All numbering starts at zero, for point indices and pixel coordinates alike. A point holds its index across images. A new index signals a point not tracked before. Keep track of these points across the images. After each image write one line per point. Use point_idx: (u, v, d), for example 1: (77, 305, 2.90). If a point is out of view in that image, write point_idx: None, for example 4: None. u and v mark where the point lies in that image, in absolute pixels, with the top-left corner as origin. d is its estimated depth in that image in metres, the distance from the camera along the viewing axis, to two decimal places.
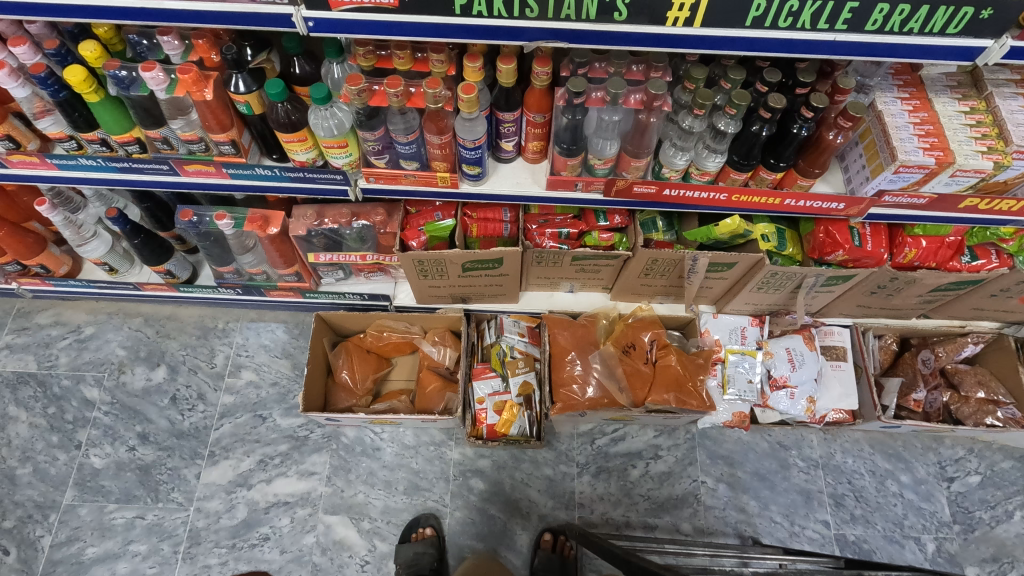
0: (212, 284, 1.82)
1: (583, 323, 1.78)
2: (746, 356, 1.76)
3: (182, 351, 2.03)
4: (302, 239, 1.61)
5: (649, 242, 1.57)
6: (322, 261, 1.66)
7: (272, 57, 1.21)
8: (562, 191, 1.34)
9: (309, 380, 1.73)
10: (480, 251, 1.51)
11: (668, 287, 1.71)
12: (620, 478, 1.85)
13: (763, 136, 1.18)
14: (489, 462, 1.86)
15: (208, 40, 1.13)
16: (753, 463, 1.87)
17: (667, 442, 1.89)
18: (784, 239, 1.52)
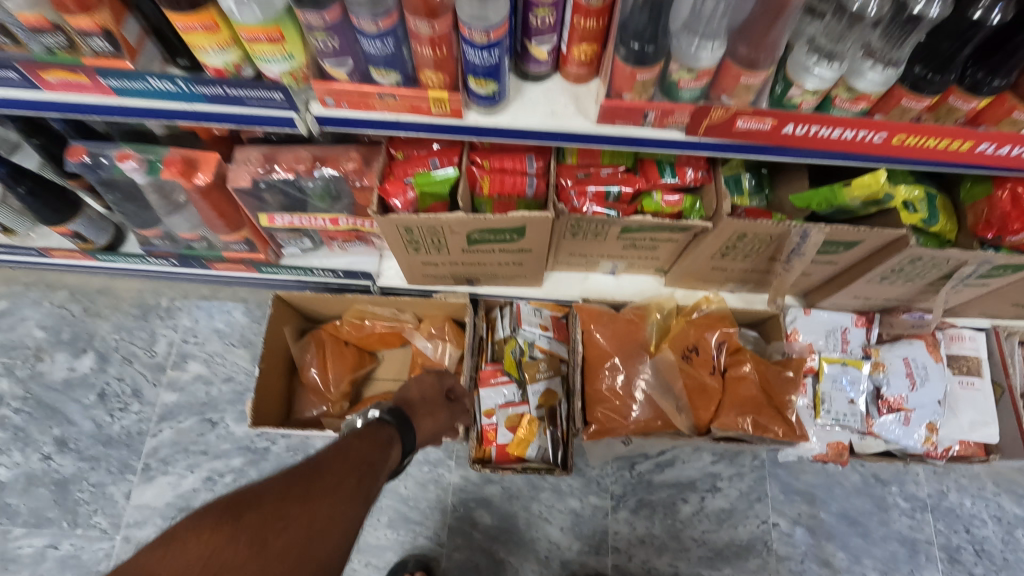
0: (139, 253, 1.39)
1: (629, 317, 1.32)
2: (848, 368, 1.30)
3: (115, 334, 1.62)
4: (248, 194, 1.17)
5: (735, 209, 1.09)
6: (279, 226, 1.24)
7: None
8: (622, 125, 0.87)
9: (262, 385, 1.29)
10: (493, 216, 1.05)
11: (749, 272, 1.26)
12: (667, 516, 1.43)
13: (987, 28, 0.72)
14: (498, 490, 1.45)
15: None
16: (841, 502, 1.45)
17: (729, 470, 1.47)
18: (935, 209, 1.05)
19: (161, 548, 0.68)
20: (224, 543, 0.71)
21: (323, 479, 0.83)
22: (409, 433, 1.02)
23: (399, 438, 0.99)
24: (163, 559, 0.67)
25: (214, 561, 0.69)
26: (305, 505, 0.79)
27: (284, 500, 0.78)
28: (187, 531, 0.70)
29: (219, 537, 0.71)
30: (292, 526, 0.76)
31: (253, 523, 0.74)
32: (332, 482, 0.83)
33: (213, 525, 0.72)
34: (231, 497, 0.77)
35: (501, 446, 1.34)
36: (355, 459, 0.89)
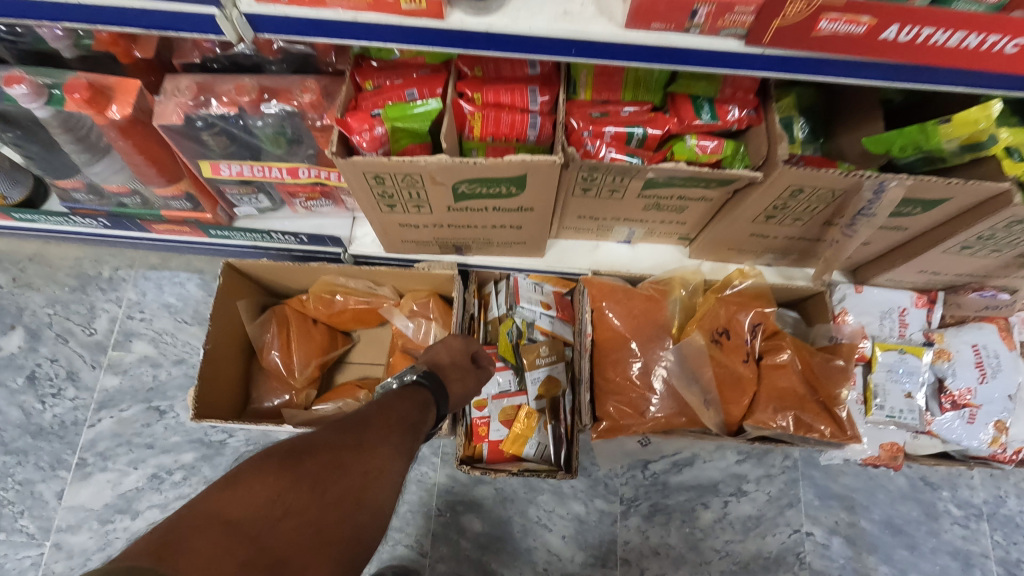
0: (63, 212, 1.17)
1: (649, 293, 1.11)
2: (908, 356, 1.09)
3: (48, 308, 1.40)
4: (182, 136, 0.94)
5: (794, 157, 0.86)
6: (226, 177, 1.02)
7: None
8: (661, 29, 0.64)
9: (207, 369, 1.07)
10: (486, 160, 0.82)
11: (795, 240, 1.04)
12: (684, 523, 1.24)
13: None
14: (491, 492, 1.25)
15: None
16: (884, 509, 1.26)
17: (756, 471, 1.27)
18: None
19: (224, 490, 0.59)
20: (291, 487, 0.61)
21: (376, 426, 0.74)
22: (444, 398, 0.89)
23: (434, 405, 0.86)
24: (230, 501, 0.58)
25: (285, 507, 0.60)
26: (367, 453, 0.69)
27: (344, 445, 0.69)
28: (249, 474, 0.61)
29: (286, 481, 0.61)
30: (356, 473, 0.67)
31: (316, 470, 0.64)
32: (387, 432, 0.74)
33: (276, 467, 0.62)
34: (286, 443, 0.67)
35: (494, 443, 1.14)
36: (401, 414, 0.79)
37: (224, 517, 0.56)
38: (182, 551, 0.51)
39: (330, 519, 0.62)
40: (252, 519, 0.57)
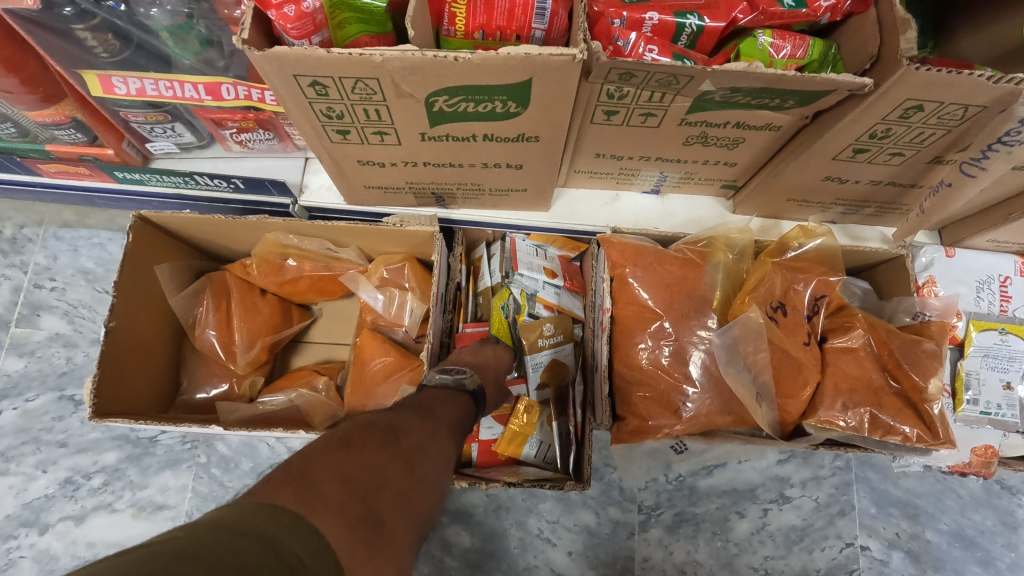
0: None
1: (686, 256, 0.86)
2: (1011, 336, 0.86)
3: None
4: (46, 30, 0.66)
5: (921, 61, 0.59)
6: (122, 96, 0.75)
7: None
8: None
9: (112, 354, 0.82)
10: (474, 54, 0.55)
11: (879, 187, 0.79)
12: (716, 536, 1.03)
13: None
14: (481, 500, 1.03)
15: None
16: (954, 518, 1.05)
17: (802, 473, 1.06)
18: None
19: (336, 450, 0.50)
20: (396, 458, 0.52)
21: (451, 414, 0.65)
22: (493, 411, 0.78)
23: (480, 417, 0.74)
24: (347, 461, 0.49)
25: (390, 475, 0.51)
26: (451, 438, 0.61)
27: (432, 425, 0.60)
28: (358, 439, 0.52)
29: (391, 453, 0.52)
30: (448, 454, 0.59)
31: (415, 446, 0.55)
32: (457, 423, 0.65)
33: (382, 432, 0.54)
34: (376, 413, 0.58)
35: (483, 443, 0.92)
36: (466, 408, 0.69)
37: (345, 474, 0.48)
38: (316, 500, 0.44)
39: (430, 499, 0.54)
40: (370, 482, 0.49)
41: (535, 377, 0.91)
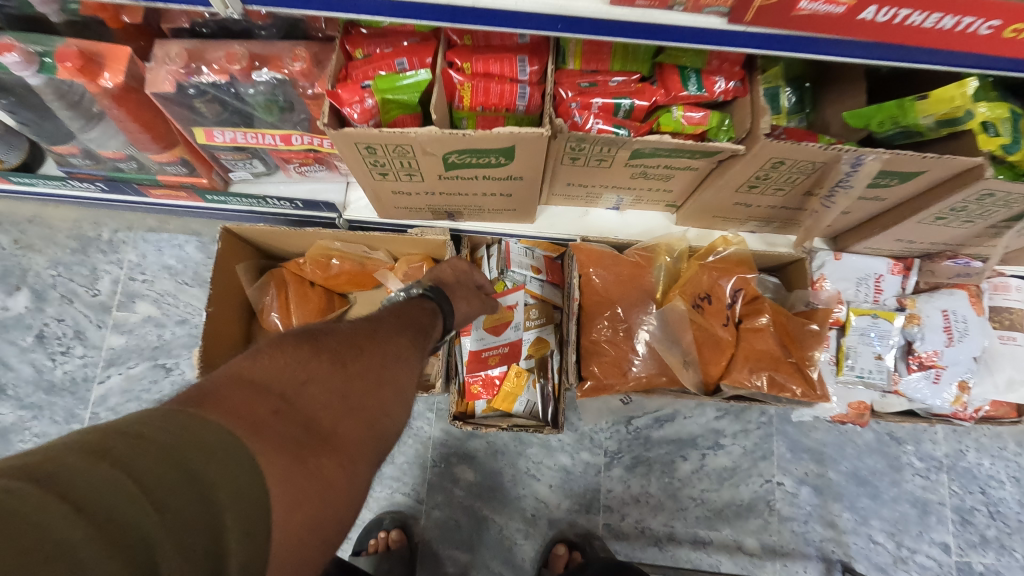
0: (63, 177, 1.19)
1: (634, 259, 1.15)
2: (880, 321, 1.14)
3: (52, 270, 1.44)
4: (175, 101, 0.94)
5: (774, 130, 0.89)
6: (218, 143, 1.04)
7: None
8: (644, 9, 0.66)
9: (212, 328, 1.12)
10: (475, 131, 0.83)
11: (777, 209, 1.06)
12: (664, 474, 1.33)
13: None
14: (482, 445, 1.33)
15: None
16: (852, 462, 1.35)
17: (733, 426, 1.35)
18: (1017, 132, 0.84)
19: (249, 362, 0.60)
20: (317, 359, 0.63)
21: (392, 324, 0.76)
22: (451, 320, 0.90)
23: (443, 322, 0.88)
24: (259, 369, 0.59)
25: (310, 375, 0.61)
26: (389, 337, 0.73)
27: (363, 332, 0.72)
28: (271, 351, 0.62)
29: (310, 355, 0.63)
30: (385, 351, 0.71)
31: (338, 349, 0.66)
32: (404, 329, 0.77)
33: (295, 344, 0.64)
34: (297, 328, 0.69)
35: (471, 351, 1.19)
36: (410, 321, 0.80)
37: (255, 380, 0.58)
38: (221, 401, 0.53)
39: (366, 391, 0.65)
40: (284, 384, 0.59)
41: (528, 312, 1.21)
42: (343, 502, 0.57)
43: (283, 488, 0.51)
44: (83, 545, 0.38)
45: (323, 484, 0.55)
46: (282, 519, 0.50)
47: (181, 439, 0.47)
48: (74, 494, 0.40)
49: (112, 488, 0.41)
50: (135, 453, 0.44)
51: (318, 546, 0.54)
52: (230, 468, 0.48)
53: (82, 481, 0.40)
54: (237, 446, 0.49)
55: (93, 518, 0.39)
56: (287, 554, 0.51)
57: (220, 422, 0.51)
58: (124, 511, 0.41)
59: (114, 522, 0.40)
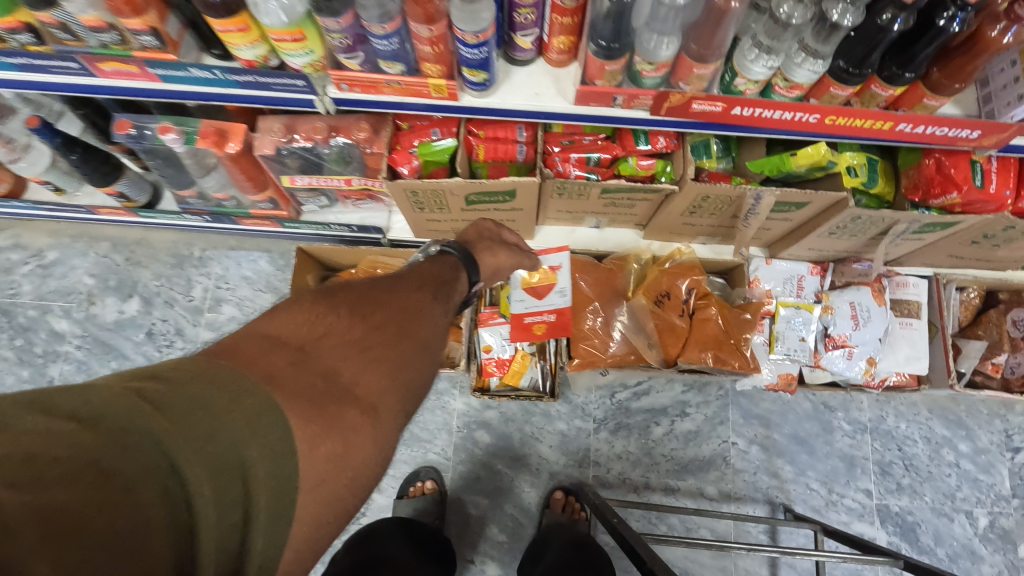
0: (176, 210, 1.58)
1: (611, 266, 1.51)
2: (801, 311, 1.49)
3: (156, 281, 1.83)
4: (272, 159, 1.30)
5: (700, 173, 1.24)
6: (299, 186, 1.39)
7: None
8: (596, 107, 1.01)
9: None
10: (488, 181, 1.20)
11: (716, 227, 1.41)
12: (641, 436, 1.67)
13: (896, 32, 0.80)
14: (496, 415, 1.69)
15: None
16: (792, 425, 1.68)
17: (697, 398, 1.69)
18: (875, 173, 1.19)
19: (271, 318, 0.69)
20: (336, 315, 0.71)
21: (410, 281, 0.84)
22: (476, 273, 0.98)
23: (466, 275, 0.95)
24: (281, 327, 0.68)
25: (327, 329, 0.69)
26: (405, 294, 0.80)
27: (380, 287, 0.79)
28: (294, 307, 0.71)
29: (328, 310, 0.71)
30: (403, 304, 0.78)
31: (354, 306, 0.74)
32: (424, 285, 0.84)
33: (314, 304, 0.71)
34: (319, 286, 0.77)
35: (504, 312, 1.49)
36: (428, 276, 0.88)
37: (276, 336, 0.66)
38: (244, 355, 0.62)
39: (385, 343, 0.72)
40: (304, 338, 0.67)
41: (564, 274, 1.47)
42: (368, 445, 0.63)
43: (302, 429, 0.59)
44: (124, 467, 0.48)
45: (345, 427, 0.62)
46: (308, 457, 0.58)
47: (189, 380, 0.56)
48: (108, 431, 0.50)
49: (143, 426, 0.51)
50: (161, 396, 0.54)
51: (350, 484, 0.61)
52: (247, 406, 0.57)
53: (116, 418, 0.51)
54: (254, 389, 0.58)
55: (108, 440, 0.50)
56: (319, 486, 0.58)
57: (242, 373, 0.60)
58: (131, 430, 0.51)
59: (121, 435, 0.50)
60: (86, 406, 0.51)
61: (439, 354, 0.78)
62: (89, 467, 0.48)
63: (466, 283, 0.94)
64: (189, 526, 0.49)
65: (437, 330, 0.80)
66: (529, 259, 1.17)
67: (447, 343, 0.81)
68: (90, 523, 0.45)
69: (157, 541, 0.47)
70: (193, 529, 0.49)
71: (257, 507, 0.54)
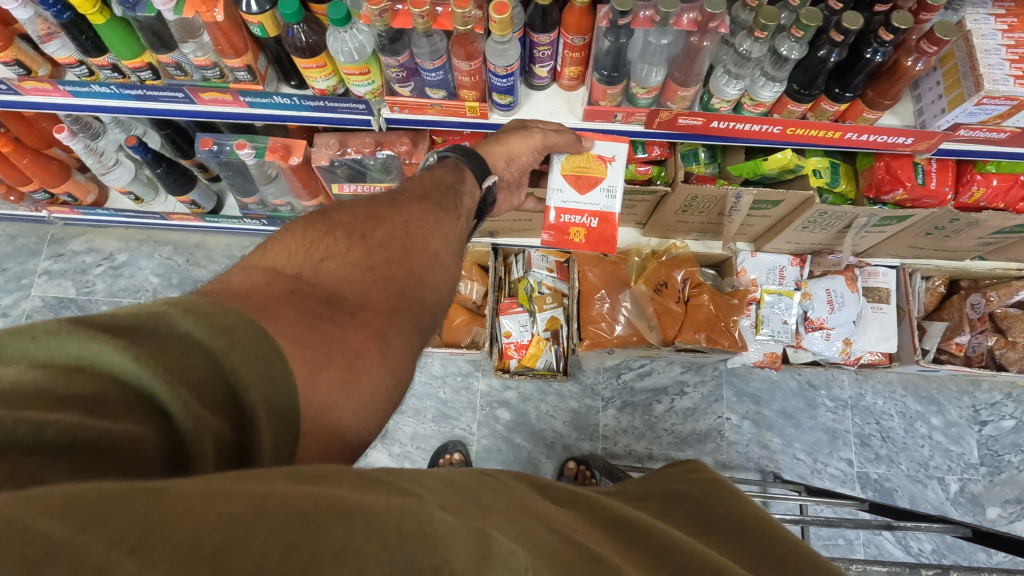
0: (237, 215, 1.83)
1: (614, 260, 1.73)
2: (783, 297, 1.70)
3: (213, 280, 2.07)
4: (325, 170, 1.53)
5: (689, 177, 1.47)
6: (346, 193, 1.59)
7: (276, 12, 1.06)
8: (600, 122, 1.24)
9: None
10: None
11: (705, 224, 1.63)
12: (644, 412, 1.87)
13: (831, 63, 1.04)
14: (515, 394, 1.90)
15: None
16: (780, 402, 1.88)
17: (694, 377, 1.90)
18: (837, 175, 1.40)
19: (268, 250, 0.74)
20: (336, 235, 0.78)
21: (409, 201, 0.91)
22: (481, 167, 1.06)
23: (471, 172, 1.05)
24: (279, 257, 0.72)
25: (325, 253, 0.75)
26: (406, 210, 0.88)
27: (377, 204, 0.87)
28: (295, 232, 0.77)
29: (327, 232, 0.78)
30: (405, 220, 0.86)
31: (353, 227, 0.81)
32: (424, 200, 0.92)
33: (312, 232, 0.78)
34: (310, 216, 0.83)
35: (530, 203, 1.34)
36: (428, 188, 0.96)
37: (272, 267, 0.70)
38: (237, 284, 0.64)
39: (385, 261, 0.78)
40: (300, 267, 0.72)
41: (617, 167, 1.16)
42: (378, 365, 0.67)
43: (298, 353, 0.57)
44: (83, 389, 0.43)
45: (350, 353, 0.64)
46: (306, 377, 0.57)
47: (157, 305, 0.51)
48: (67, 368, 0.44)
49: (102, 349, 0.45)
50: (123, 320, 0.48)
51: (361, 409, 0.63)
52: (224, 321, 0.51)
53: (67, 349, 0.45)
54: (235, 310, 0.54)
55: (71, 369, 0.44)
56: (324, 412, 0.59)
57: (222, 303, 0.57)
58: (101, 355, 0.45)
59: (91, 362, 0.45)
60: (28, 342, 0.44)
61: (443, 268, 0.85)
62: (38, 396, 0.41)
63: (472, 180, 1.04)
64: (177, 436, 0.46)
65: (438, 240, 0.88)
66: (552, 134, 1.13)
67: (454, 250, 0.90)
68: (47, 439, 0.39)
69: (139, 452, 0.43)
70: (182, 434, 0.46)
71: (258, 410, 0.50)
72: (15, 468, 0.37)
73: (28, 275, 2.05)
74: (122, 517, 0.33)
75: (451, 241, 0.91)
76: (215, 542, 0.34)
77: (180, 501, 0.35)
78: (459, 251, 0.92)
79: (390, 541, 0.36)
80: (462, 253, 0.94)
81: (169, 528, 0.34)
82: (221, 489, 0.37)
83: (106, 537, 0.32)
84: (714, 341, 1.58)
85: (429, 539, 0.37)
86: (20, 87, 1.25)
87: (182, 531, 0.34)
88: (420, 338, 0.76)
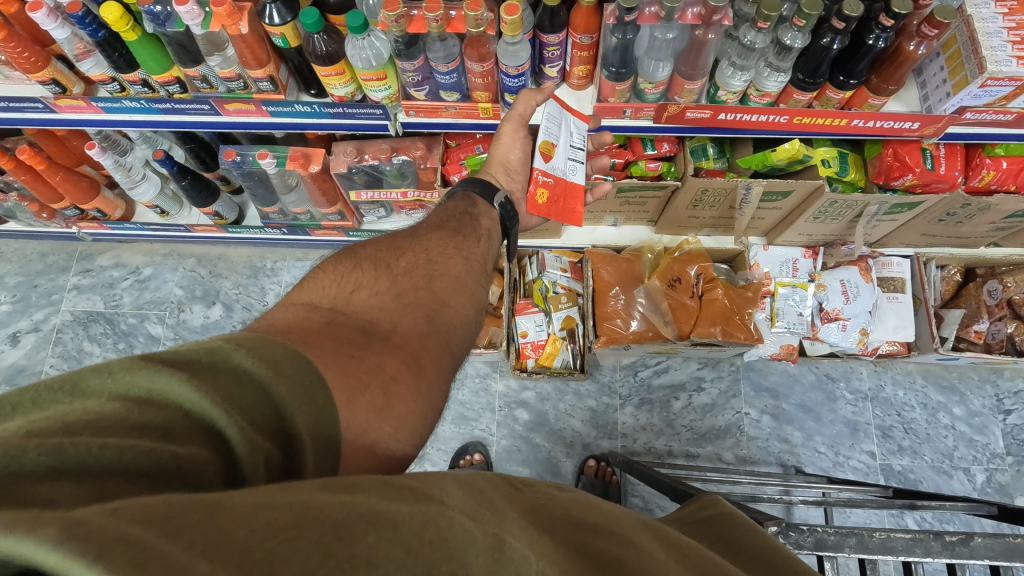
0: (258, 224, 1.88)
1: (628, 257, 1.74)
2: (798, 289, 1.72)
3: (235, 290, 2.13)
4: (344, 177, 1.57)
5: (698, 171, 1.50)
6: (364, 199, 1.64)
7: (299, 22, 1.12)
8: (610, 119, 1.27)
9: None
10: None
11: (716, 219, 1.65)
12: (663, 409, 1.88)
13: (835, 50, 1.07)
14: (534, 394, 1.91)
15: (228, 8, 1.05)
16: (799, 395, 1.87)
17: (711, 373, 1.90)
18: (846, 164, 1.42)
19: (299, 287, 0.76)
20: (363, 267, 0.80)
21: (430, 232, 0.93)
22: (488, 189, 1.08)
23: (483, 198, 1.07)
24: (312, 293, 0.74)
25: (355, 284, 0.77)
26: (429, 240, 0.91)
27: (399, 237, 0.90)
28: (325, 268, 0.79)
29: (355, 265, 0.80)
30: (428, 249, 0.89)
31: (380, 260, 0.83)
32: (442, 228, 0.95)
33: (341, 267, 0.80)
34: (336, 253, 0.85)
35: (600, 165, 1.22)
36: (445, 220, 0.99)
37: (307, 301, 0.72)
38: (274, 318, 0.67)
39: (414, 288, 0.80)
40: (332, 300, 0.73)
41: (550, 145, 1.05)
42: (411, 391, 0.67)
43: (339, 380, 0.58)
44: (154, 417, 0.45)
45: (386, 377, 0.65)
46: (346, 402, 0.57)
47: (213, 339, 0.52)
48: (134, 400, 0.45)
49: (168, 382, 0.46)
50: (184, 353, 0.50)
51: (397, 431, 0.64)
52: (272, 353, 0.53)
53: (138, 381, 0.46)
54: (280, 343, 0.56)
55: (138, 401, 0.45)
56: (361, 434, 0.59)
57: (268, 336, 0.58)
58: (162, 387, 0.46)
59: (154, 395, 0.46)
60: (103, 376, 0.46)
61: (467, 290, 0.87)
62: (116, 424, 0.43)
63: (485, 203, 1.07)
64: (233, 458, 0.47)
65: (460, 264, 0.90)
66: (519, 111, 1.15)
67: (478, 276, 0.92)
68: (126, 463, 0.41)
69: (202, 471, 0.45)
70: (237, 458, 0.47)
71: (303, 433, 0.52)
72: (102, 488, 0.39)
73: (58, 290, 2.12)
74: (188, 528, 0.34)
75: (473, 262, 0.93)
76: (266, 548, 0.35)
77: (238, 513, 0.36)
78: (482, 271, 0.94)
79: (414, 546, 0.38)
80: (486, 272, 0.96)
81: (225, 536, 0.34)
82: (269, 500, 0.38)
83: (180, 540, 0.33)
84: (730, 334, 1.58)
85: (448, 545, 0.39)
86: (55, 105, 1.32)
87: (236, 538, 0.35)
88: (450, 358, 0.77)
